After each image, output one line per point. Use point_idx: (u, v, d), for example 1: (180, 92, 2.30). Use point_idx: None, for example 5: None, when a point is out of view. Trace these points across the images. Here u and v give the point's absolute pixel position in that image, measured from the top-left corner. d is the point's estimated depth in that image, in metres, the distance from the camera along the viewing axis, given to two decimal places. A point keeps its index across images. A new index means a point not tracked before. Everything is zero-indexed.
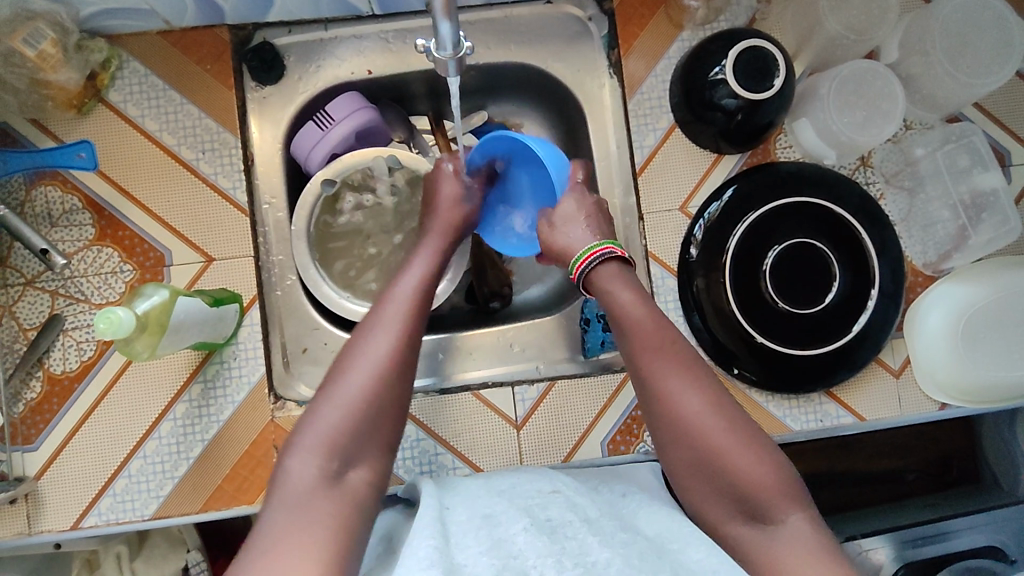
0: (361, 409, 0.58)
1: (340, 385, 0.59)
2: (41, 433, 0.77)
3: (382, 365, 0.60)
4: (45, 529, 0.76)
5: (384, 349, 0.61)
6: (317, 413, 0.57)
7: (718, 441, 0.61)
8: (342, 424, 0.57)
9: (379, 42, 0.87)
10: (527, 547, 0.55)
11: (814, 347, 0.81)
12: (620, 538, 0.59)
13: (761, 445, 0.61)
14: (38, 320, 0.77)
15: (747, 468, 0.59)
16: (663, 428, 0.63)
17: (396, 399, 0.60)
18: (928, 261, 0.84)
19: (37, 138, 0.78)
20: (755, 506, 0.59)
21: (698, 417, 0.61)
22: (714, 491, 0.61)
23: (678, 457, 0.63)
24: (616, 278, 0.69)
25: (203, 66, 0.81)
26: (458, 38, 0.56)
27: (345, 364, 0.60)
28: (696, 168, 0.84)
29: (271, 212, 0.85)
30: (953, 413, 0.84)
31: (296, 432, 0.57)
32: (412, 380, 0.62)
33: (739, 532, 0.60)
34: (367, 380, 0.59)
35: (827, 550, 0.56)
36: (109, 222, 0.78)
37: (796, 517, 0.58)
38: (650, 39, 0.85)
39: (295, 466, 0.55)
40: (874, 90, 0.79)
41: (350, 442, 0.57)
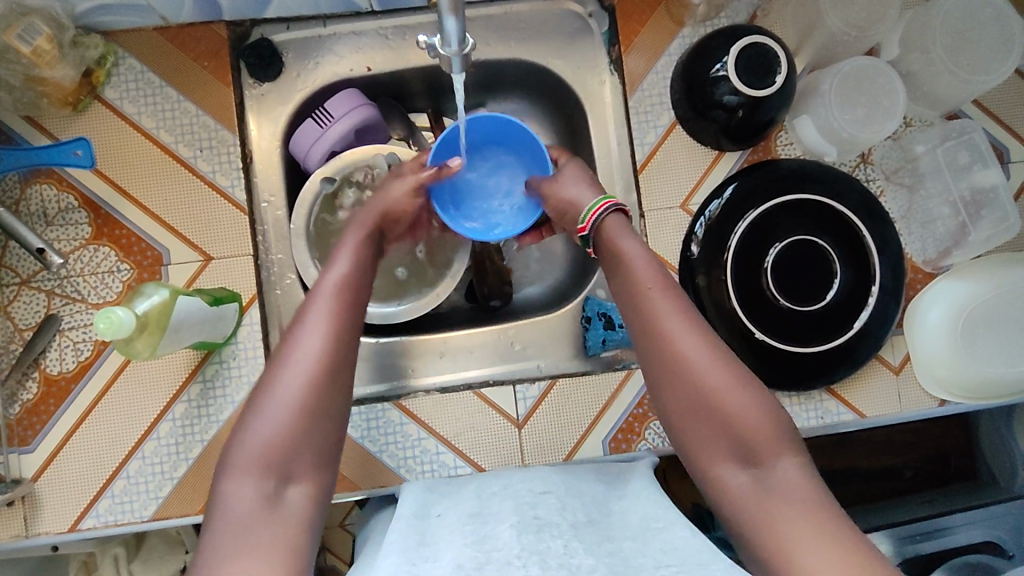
0: (298, 414, 0.57)
1: (272, 394, 0.57)
2: (38, 434, 0.76)
3: (315, 365, 0.58)
4: (42, 532, 0.75)
5: (315, 346, 0.59)
6: (248, 430, 0.56)
7: (710, 381, 0.61)
8: (280, 432, 0.56)
9: (378, 39, 0.86)
10: (512, 540, 0.57)
11: (815, 344, 0.81)
12: (607, 546, 0.59)
13: (755, 389, 0.61)
14: (34, 320, 0.76)
15: (737, 412, 0.59)
16: (659, 373, 0.63)
17: (332, 403, 0.58)
18: (928, 257, 0.84)
19: (32, 136, 0.77)
20: (745, 449, 0.59)
21: (691, 358, 0.61)
22: (705, 435, 0.61)
23: (672, 402, 0.62)
24: (621, 229, 0.71)
25: (200, 62, 0.80)
26: (464, 35, 0.55)
27: (276, 369, 0.58)
28: (697, 165, 0.84)
29: (269, 210, 0.85)
30: (951, 409, 0.84)
31: (231, 451, 0.57)
32: (347, 377, 0.61)
33: (730, 476, 0.59)
34: (300, 383, 0.57)
35: (816, 495, 0.56)
36: (105, 221, 0.78)
37: (785, 461, 0.58)
38: (651, 36, 0.84)
39: (231, 491, 0.54)
40: (876, 87, 0.79)
41: (286, 456, 0.56)
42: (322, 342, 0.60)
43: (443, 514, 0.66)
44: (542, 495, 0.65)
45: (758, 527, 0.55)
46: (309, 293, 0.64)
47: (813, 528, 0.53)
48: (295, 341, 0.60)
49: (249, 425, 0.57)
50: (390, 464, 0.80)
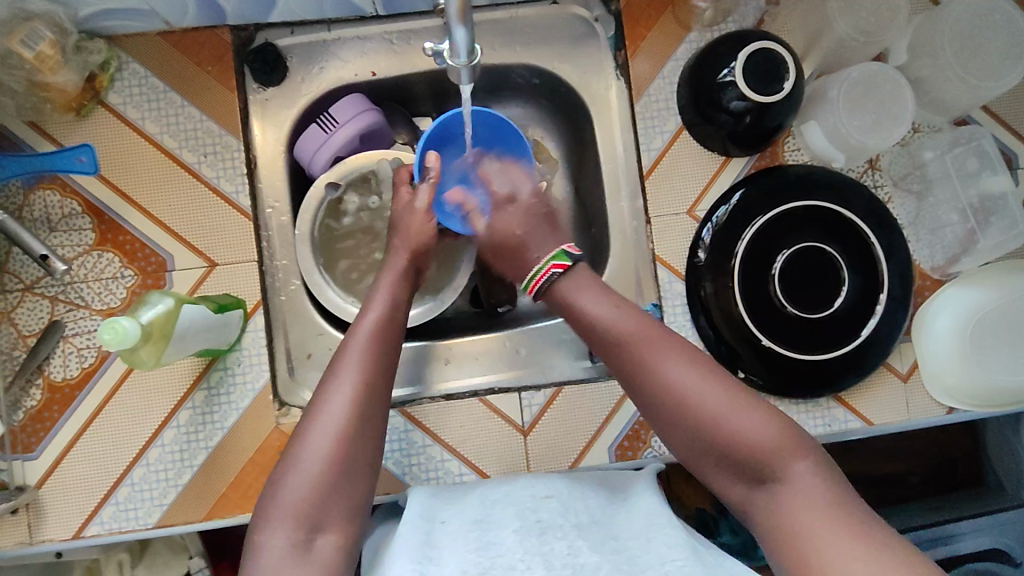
0: (330, 468, 0.59)
1: (301, 448, 0.60)
2: (42, 441, 0.75)
3: (347, 418, 0.61)
4: (47, 539, 0.75)
5: (344, 398, 0.62)
6: (281, 483, 0.59)
7: (705, 410, 0.61)
8: (311, 485, 0.58)
9: (383, 43, 0.85)
10: (515, 544, 0.58)
11: (822, 352, 0.81)
12: (612, 544, 0.60)
13: (752, 403, 0.61)
14: (37, 327, 0.76)
15: (741, 431, 0.60)
16: (658, 411, 0.63)
17: (362, 455, 0.61)
18: (936, 264, 0.83)
19: (35, 141, 0.77)
20: (756, 467, 0.59)
21: (683, 392, 0.62)
22: (716, 461, 0.61)
23: (677, 437, 0.63)
24: (577, 286, 0.70)
25: (204, 67, 0.79)
26: (472, 46, 0.55)
27: (308, 423, 0.61)
28: (704, 171, 0.83)
29: (273, 216, 0.84)
30: (960, 417, 0.83)
31: (266, 504, 0.59)
32: (378, 425, 0.63)
33: (749, 497, 0.60)
34: (329, 436, 0.60)
35: (832, 497, 0.56)
36: (109, 227, 0.77)
37: (798, 466, 0.58)
38: (658, 41, 0.84)
39: (265, 542, 0.57)
40: (885, 92, 0.79)
41: (316, 508, 0.58)
42: (351, 394, 0.62)
43: (446, 519, 0.65)
44: (544, 500, 0.65)
45: (784, 543, 0.56)
46: (341, 345, 0.67)
47: (836, 533, 0.53)
48: (325, 395, 0.62)
49: (282, 480, 0.59)
50: (395, 471, 0.79)
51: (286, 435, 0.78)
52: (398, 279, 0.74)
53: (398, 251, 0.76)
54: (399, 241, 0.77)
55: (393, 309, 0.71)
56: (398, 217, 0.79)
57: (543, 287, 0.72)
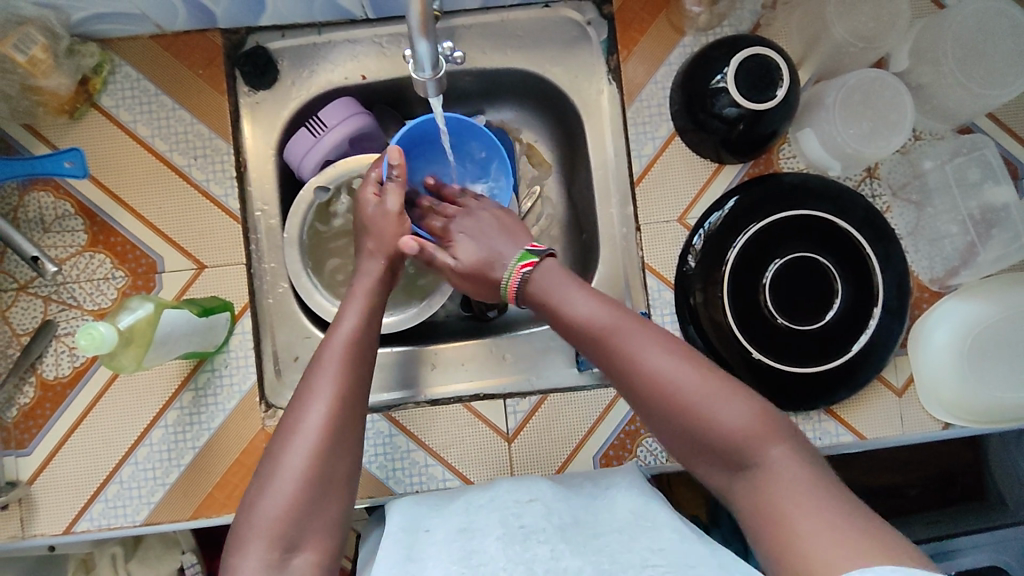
0: (306, 483, 0.58)
1: (277, 467, 0.59)
2: (35, 437, 0.77)
3: (322, 434, 0.60)
4: (38, 533, 0.77)
5: (320, 414, 0.61)
6: (256, 502, 0.58)
7: (686, 398, 0.60)
8: (286, 504, 0.57)
9: (373, 47, 0.85)
10: (498, 553, 0.57)
11: (815, 364, 0.79)
12: (594, 544, 0.58)
13: (730, 387, 0.60)
14: (31, 325, 0.77)
15: (717, 416, 0.59)
16: (634, 398, 0.63)
17: (338, 471, 0.60)
18: (935, 276, 0.81)
19: (31, 144, 0.78)
20: (731, 453, 0.59)
21: (662, 379, 0.61)
22: (694, 448, 0.61)
23: (656, 423, 0.63)
24: (553, 274, 0.71)
25: (195, 70, 0.80)
26: (437, 59, 0.55)
27: (282, 438, 0.61)
28: (696, 178, 0.82)
29: (263, 219, 0.85)
30: (958, 433, 0.81)
31: (240, 524, 0.58)
32: (353, 438, 0.63)
33: (728, 483, 0.59)
34: (305, 454, 0.59)
35: (810, 482, 0.55)
36: (101, 228, 0.78)
37: (774, 451, 0.58)
38: (650, 45, 0.82)
39: (242, 563, 0.55)
40: (883, 100, 0.76)
41: (291, 527, 0.57)
42: (327, 411, 0.62)
43: (431, 528, 0.64)
44: (527, 504, 0.64)
45: (758, 527, 0.55)
46: (316, 356, 0.66)
47: (811, 519, 0.52)
48: (300, 410, 0.62)
49: (257, 499, 0.58)
50: (379, 475, 0.79)
51: (272, 437, 0.79)
52: (374, 282, 0.75)
53: (372, 258, 0.77)
54: (372, 245, 0.77)
55: (370, 317, 0.71)
56: (370, 229, 0.78)
57: (518, 288, 0.73)
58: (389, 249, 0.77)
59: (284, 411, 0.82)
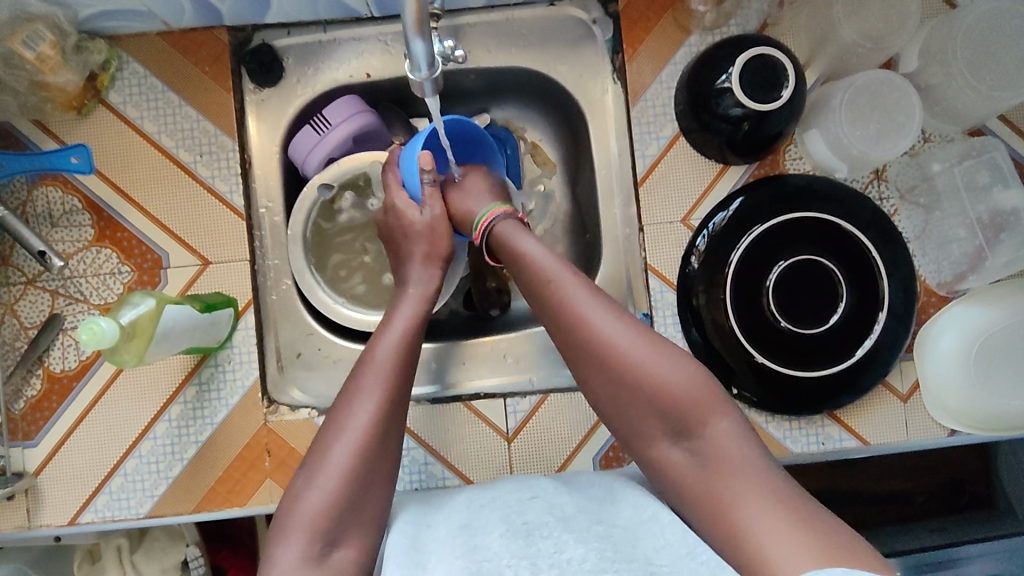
0: (348, 478, 0.58)
1: (323, 462, 0.59)
2: (41, 429, 0.78)
3: (369, 433, 0.60)
4: (44, 524, 0.78)
5: (369, 412, 0.61)
6: (301, 496, 0.58)
7: (636, 363, 0.60)
8: (329, 499, 0.57)
9: (378, 45, 0.85)
10: (502, 549, 0.55)
11: (818, 369, 0.78)
12: (597, 530, 0.57)
13: (681, 358, 0.61)
14: (38, 319, 0.79)
15: (664, 383, 0.60)
16: (580, 361, 0.64)
17: (381, 470, 0.61)
18: (943, 281, 0.80)
19: (40, 139, 0.79)
20: (675, 419, 0.59)
21: (613, 344, 0.61)
22: (638, 412, 0.61)
23: (599, 388, 0.63)
24: (516, 238, 0.72)
25: (201, 67, 0.80)
26: (433, 58, 0.55)
27: (331, 432, 0.61)
28: (700, 179, 0.81)
29: (267, 216, 0.85)
30: (963, 439, 0.80)
31: (283, 516, 0.58)
32: (394, 443, 0.63)
33: (666, 450, 0.60)
34: (351, 450, 0.59)
35: (750, 456, 0.57)
36: (107, 223, 0.79)
37: (719, 424, 0.59)
38: (656, 44, 0.82)
39: (281, 554, 0.56)
40: (890, 102, 0.75)
41: (334, 522, 0.57)
42: (376, 410, 0.62)
43: (433, 524, 0.64)
44: (528, 501, 0.63)
45: (700, 497, 0.57)
46: (365, 354, 0.66)
47: (753, 494, 0.54)
48: (350, 408, 0.62)
49: (302, 494, 0.58)
50: None
51: (274, 432, 0.79)
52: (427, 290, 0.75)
53: (415, 261, 0.77)
54: (421, 249, 0.78)
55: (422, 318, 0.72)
56: (412, 232, 0.78)
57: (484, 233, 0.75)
58: (434, 254, 0.78)
59: (286, 407, 0.82)
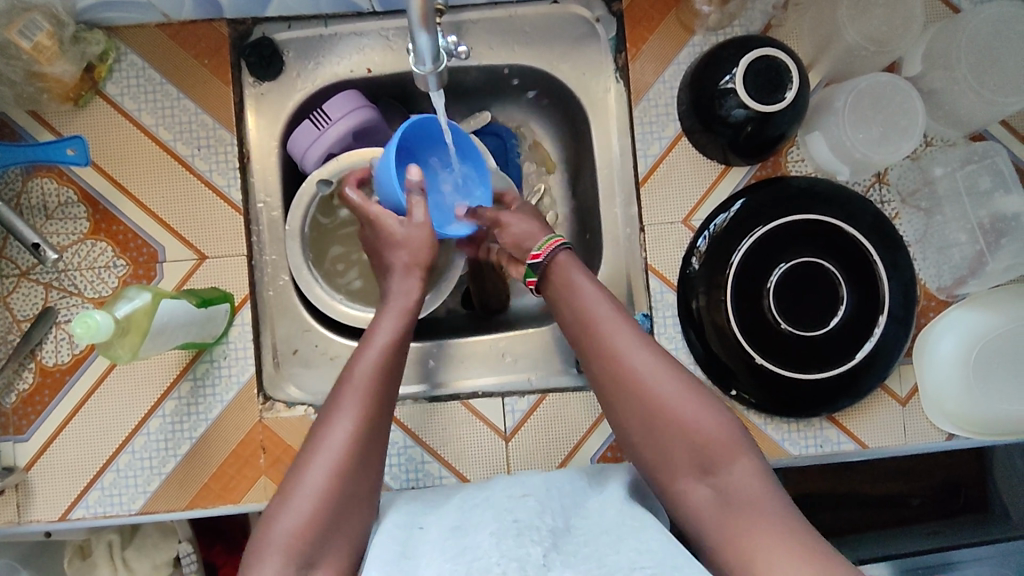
0: (324, 501, 0.58)
1: (299, 482, 0.59)
2: (33, 423, 0.77)
3: (347, 452, 0.60)
4: (34, 519, 0.77)
5: (348, 430, 0.61)
6: (277, 516, 0.57)
7: (675, 418, 0.61)
8: (306, 521, 0.57)
9: (380, 40, 0.85)
10: (491, 547, 0.55)
11: (819, 372, 0.78)
12: (584, 552, 0.57)
13: (717, 416, 0.61)
14: (32, 312, 0.78)
15: (696, 429, 0.60)
16: (612, 395, 0.64)
17: (360, 489, 0.60)
18: (943, 285, 0.80)
19: (35, 130, 0.78)
20: (710, 475, 0.59)
21: (654, 395, 0.62)
22: (675, 467, 0.60)
23: (625, 419, 0.63)
24: (570, 272, 0.71)
25: (200, 60, 0.79)
26: (437, 53, 0.55)
27: (308, 453, 0.60)
28: (702, 180, 0.81)
29: (265, 211, 0.84)
30: (960, 444, 0.80)
31: (259, 536, 0.57)
32: (374, 461, 0.62)
33: (690, 490, 0.59)
34: (330, 471, 0.59)
35: (771, 499, 0.56)
36: (103, 216, 0.78)
37: (750, 478, 0.58)
38: (659, 43, 0.81)
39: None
40: (893, 105, 0.75)
41: (310, 544, 0.56)
42: (352, 428, 0.61)
43: (425, 526, 0.63)
44: (520, 498, 0.63)
45: (720, 541, 0.56)
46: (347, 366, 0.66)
47: (771, 540, 0.53)
48: (326, 427, 0.61)
49: (276, 514, 0.57)
50: None
51: (269, 429, 0.78)
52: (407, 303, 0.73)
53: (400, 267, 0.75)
54: (404, 258, 0.75)
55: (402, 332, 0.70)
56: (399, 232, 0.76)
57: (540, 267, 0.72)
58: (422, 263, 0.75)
59: (283, 404, 0.81)
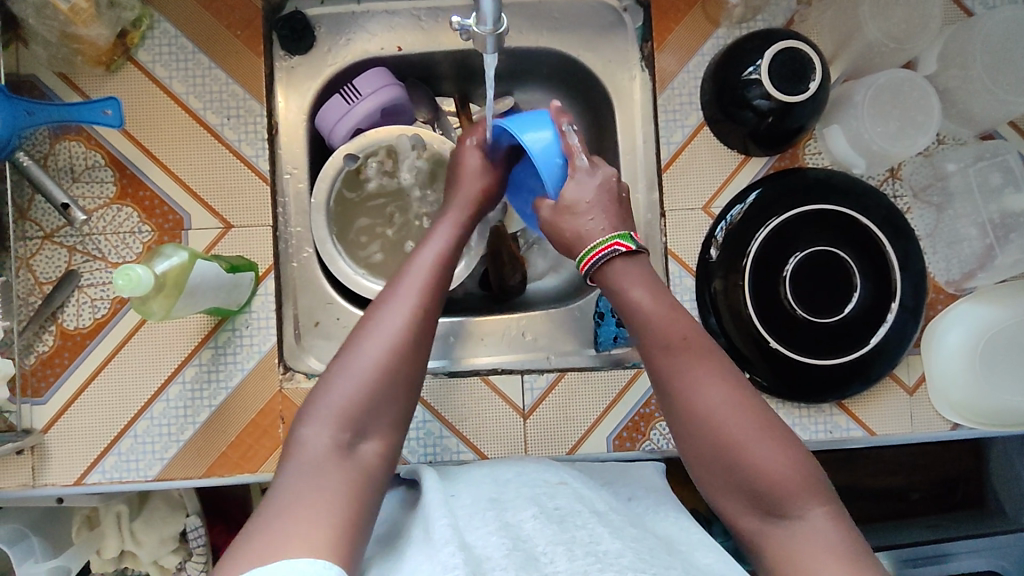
0: (376, 375, 0.59)
1: (353, 352, 0.60)
2: (51, 386, 0.77)
3: (403, 334, 0.61)
4: (49, 483, 0.77)
5: (400, 313, 0.62)
6: (331, 382, 0.59)
7: (735, 436, 0.59)
8: (359, 389, 0.58)
9: (411, 19, 0.86)
10: (537, 532, 0.56)
11: (831, 357, 0.80)
12: (630, 531, 0.58)
13: (783, 441, 0.59)
14: (54, 274, 0.77)
15: (760, 457, 0.58)
16: (672, 406, 0.63)
17: (409, 373, 0.61)
18: (951, 278, 0.83)
19: (63, 92, 0.78)
20: (772, 500, 0.57)
21: (712, 414, 0.60)
22: (733, 486, 0.59)
23: (690, 449, 0.62)
24: (627, 274, 0.67)
25: (233, 31, 0.80)
26: (499, 14, 0.57)
27: (360, 332, 0.61)
28: (723, 168, 0.83)
29: (292, 182, 0.85)
30: (964, 433, 0.82)
31: (311, 401, 0.59)
32: (425, 351, 0.63)
33: (756, 525, 0.59)
34: (386, 343, 0.60)
35: (846, 547, 0.54)
36: (130, 181, 0.78)
37: (814, 510, 0.57)
38: (685, 33, 0.83)
39: (308, 436, 0.56)
40: (910, 101, 0.78)
41: (363, 415, 0.58)
42: (408, 314, 0.62)
43: (457, 496, 0.64)
44: (557, 485, 0.64)
45: None
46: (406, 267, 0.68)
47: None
48: (382, 311, 0.63)
49: (329, 384, 0.59)
50: None
51: (289, 400, 0.79)
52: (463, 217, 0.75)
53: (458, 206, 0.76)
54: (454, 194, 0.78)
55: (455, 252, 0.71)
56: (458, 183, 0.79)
57: (592, 268, 0.69)
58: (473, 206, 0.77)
59: (302, 375, 0.82)
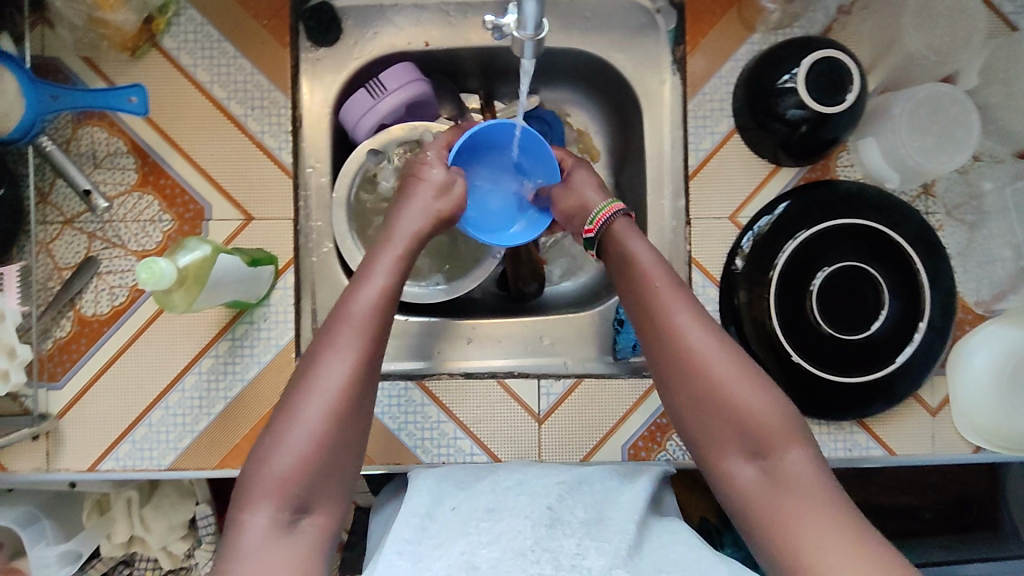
0: (315, 447, 0.57)
1: (291, 424, 0.58)
2: (67, 372, 0.77)
3: (343, 394, 0.59)
4: (63, 468, 0.77)
5: (341, 369, 0.59)
6: (269, 457, 0.57)
7: (720, 378, 0.60)
8: (295, 465, 0.57)
9: (439, 14, 0.85)
10: (527, 528, 0.57)
11: (853, 374, 0.78)
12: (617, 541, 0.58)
13: (764, 388, 0.60)
14: (73, 260, 0.77)
15: (743, 399, 0.59)
16: (658, 352, 0.64)
17: (350, 439, 0.59)
18: (981, 299, 0.81)
19: (87, 77, 0.77)
20: (755, 442, 0.58)
21: (698, 355, 0.61)
22: (715, 430, 0.60)
23: (675, 389, 0.63)
24: (633, 230, 0.71)
25: (260, 20, 0.79)
26: (539, 19, 0.56)
27: (298, 396, 0.59)
28: (753, 176, 0.81)
29: (314, 176, 0.84)
30: (987, 457, 0.80)
31: (249, 480, 0.57)
32: (370, 400, 0.61)
33: (737, 469, 0.59)
34: (323, 413, 0.58)
35: (822, 488, 0.55)
36: (152, 169, 0.78)
37: (792, 451, 0.58)
38: (718, 38, 0.82)
39: (249, 518, 0.55)
40: (950, 117, 0.75)
41: (305, 491, 0.57)
42: (348, 370, 0.60)
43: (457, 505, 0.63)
44: (555, 485, 0.64)
45: (766, 526, 0.55)
46: (344, 307, 0.63)
47: (818, 521, 0.53)
48: (321, 368, 0.60)
49: (266, 460, 0.57)
50: (407, 444, 0.79)
51: None
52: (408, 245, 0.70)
53: (394, 240, 0.70)
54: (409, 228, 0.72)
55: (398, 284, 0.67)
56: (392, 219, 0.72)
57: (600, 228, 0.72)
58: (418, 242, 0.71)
59: None
